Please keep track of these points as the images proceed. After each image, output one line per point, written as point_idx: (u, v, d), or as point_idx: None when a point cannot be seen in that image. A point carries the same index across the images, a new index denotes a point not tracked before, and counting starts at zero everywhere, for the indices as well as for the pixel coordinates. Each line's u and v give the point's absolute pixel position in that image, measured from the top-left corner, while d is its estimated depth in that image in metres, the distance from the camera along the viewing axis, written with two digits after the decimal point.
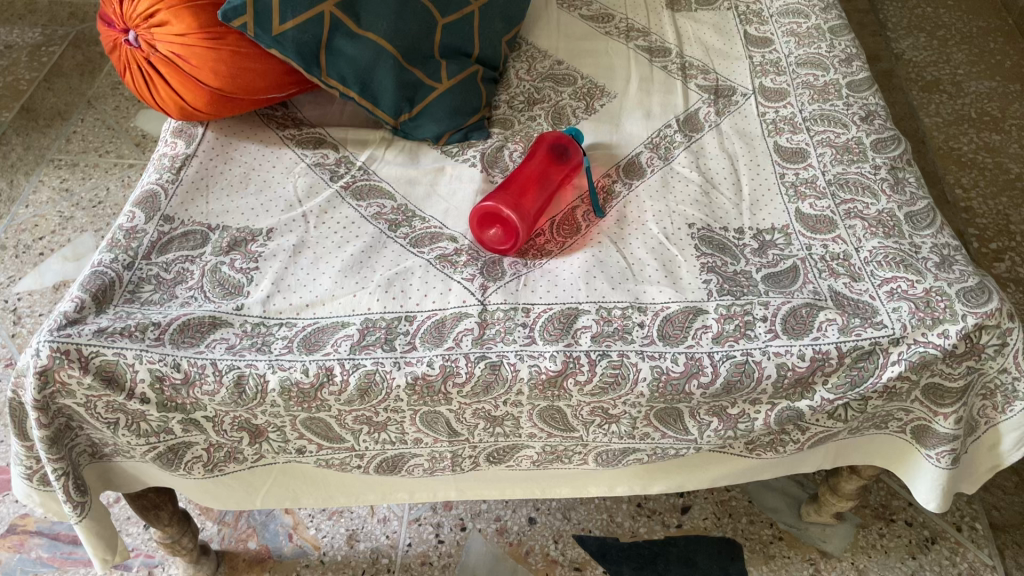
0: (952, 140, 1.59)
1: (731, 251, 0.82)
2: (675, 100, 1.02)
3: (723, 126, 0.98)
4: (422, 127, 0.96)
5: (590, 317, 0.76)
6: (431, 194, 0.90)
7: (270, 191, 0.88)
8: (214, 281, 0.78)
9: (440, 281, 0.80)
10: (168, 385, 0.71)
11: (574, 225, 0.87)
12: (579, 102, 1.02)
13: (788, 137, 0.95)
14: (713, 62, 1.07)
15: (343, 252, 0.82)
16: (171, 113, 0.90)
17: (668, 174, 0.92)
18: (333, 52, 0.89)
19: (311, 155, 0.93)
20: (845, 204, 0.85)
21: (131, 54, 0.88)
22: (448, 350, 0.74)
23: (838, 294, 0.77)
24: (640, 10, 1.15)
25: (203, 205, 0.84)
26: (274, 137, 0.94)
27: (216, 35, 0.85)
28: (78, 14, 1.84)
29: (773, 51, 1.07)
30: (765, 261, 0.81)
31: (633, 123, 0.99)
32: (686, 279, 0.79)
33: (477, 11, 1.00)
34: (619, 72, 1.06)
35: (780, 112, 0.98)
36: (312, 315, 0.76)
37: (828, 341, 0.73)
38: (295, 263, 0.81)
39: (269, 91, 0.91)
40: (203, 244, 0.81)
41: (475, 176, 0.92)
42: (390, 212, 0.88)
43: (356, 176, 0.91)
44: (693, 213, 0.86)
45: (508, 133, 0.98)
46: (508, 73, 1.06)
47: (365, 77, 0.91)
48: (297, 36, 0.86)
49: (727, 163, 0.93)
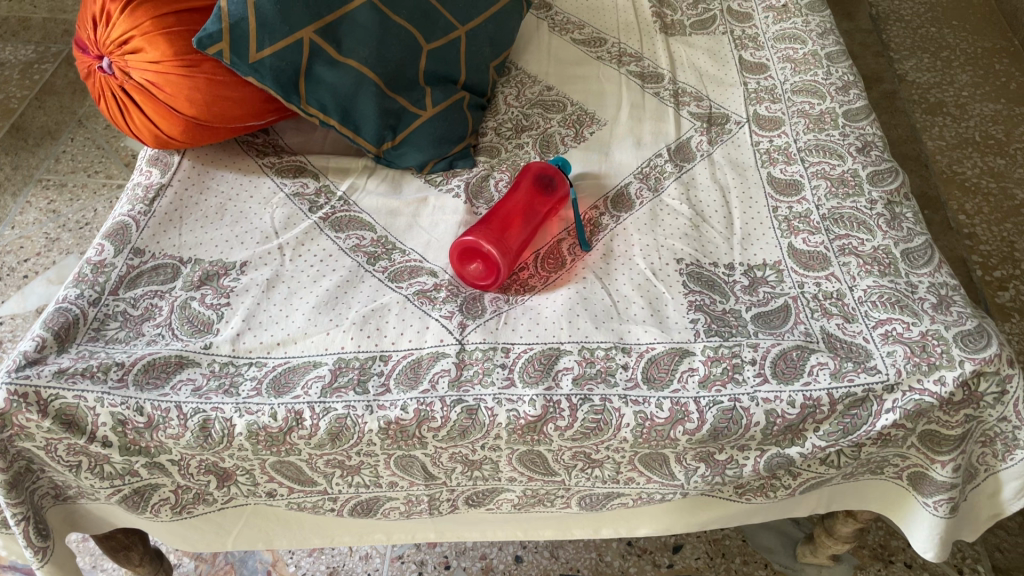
0: (955, 164, 1.56)
1: (720, 287, 0.79)
2: (666, 128, 0.99)
3: (716, 156, 0.95)
4: (405, 155, 0.93)
5: (572, 358, 0.73)
6: (412, 225, 0.88)
7: (245, 222, 0.85)
8: (183, 317, 0.75)
9: (417, 319, 0.77)
10: (131, 429, 0.68)
11: (559, 259, 0.84)
12: (568, 130, 0.99)
13: (782, 168, 0.92)
14: (707, 88, 1.04)
15: (319, 288, 0.79)
16: (146, 141, 0.88)
17: (658, 206, 0.89)
18: (313, 80, 0.87)
19: (290, 184, 0.90)
20: (840, 239, 0.82)
21: (105, 81, 0.86)
22: (423, 393, 0.71)
23: (831, 335, 0.74)
24: (633, 34, 1.13)
25: (175, 237, 0.82)
26: (253, 165, 0.92)
27: (191, 63, 0.82)
28: (73, 30, 1.82)
29: (768, 78, 1.04)
30: (755, 300, 0.78)
31: (623, 152, 0.96)
32: (673, 318, 0.76)
33: (464, 36, 0.97)
34: (610, 98, 1.03)
35: (774, 141, 0.96)
36: (283, 354, 0.74)
37: (819, 387, 0.70)
38: (268, 298, 0.78)
39: (246, 119, 0.88)
40: (174, 278, 0.78)
41: (458, 207, 0.89)
42: (370, 244, 0.85)
43: (336, 207, 0.89)
44: (682, 247, 0.83)
45: (494, 162, 0.96)
46: (497, 99, 1.04)
47: (347, 105, 0.89)
48: (274, 63, 0.83)
49: (718, 195, 0.90)
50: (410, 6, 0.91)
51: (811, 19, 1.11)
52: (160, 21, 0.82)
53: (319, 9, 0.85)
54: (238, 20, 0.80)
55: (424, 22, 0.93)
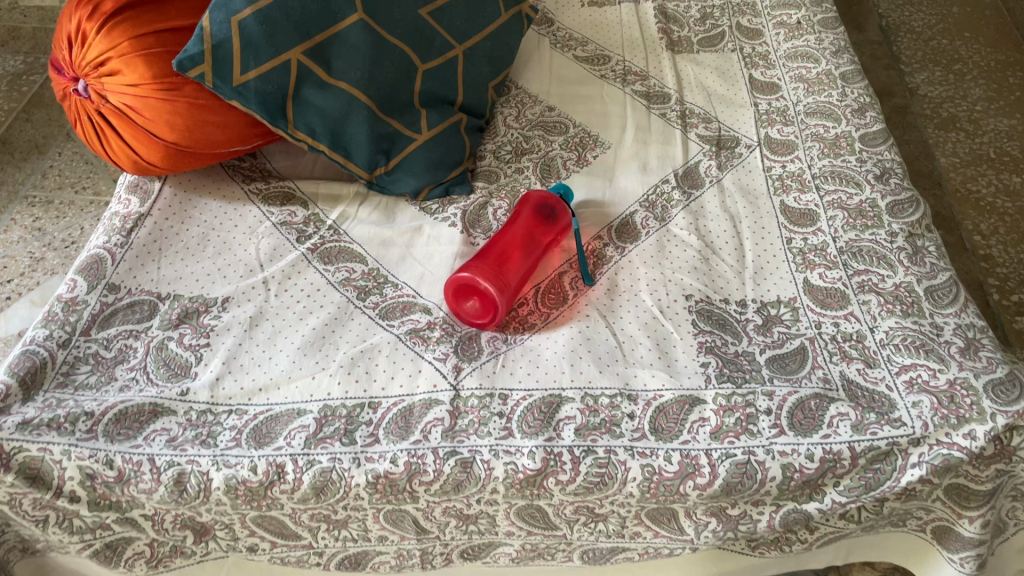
0: (970, 182, 1.51)
1: (732, 327, 0.75)
2: (673, 151, 0.95)
3: (725, 182, 0.90)
4: (399, 181, 0.88)
5: (574, 406, 0.68)
6: (406, 256, 0.83)
7: (228, 254, 0.80)
8: (159, 360, 0.70)
9: (409, 361, 0.72)
10: (100, 483, 0.64)
11: (560, 293, 0.79)
12: (571, 153, 0.95)
13: (796, 196, 0.87)
14: (715, 109, 1.00)
15: (305, 326, 0.75)
16: (124, 167, 0.83)
17: (665, 237, 0.84)
18: (301, 103, 0.82)
19: (277, 212, 0.85)
20: (858, 275, 0.77)
21: (81, 103, 0.81)
22: (415, 445, 0.66)
23: (850, 382, 0.69)
24: (639, 51, 1.08)
25: (154, 272, 0.77)
26: (238, 192, 0.87)
27: (172, 86, 0.77)
28: None
29: (780, 99, 0.99)
30: (769, 340, 0.73)
31: (628, 177, 0.92)
32: (682, 362, 0.71)
33: (461, 56, 0.93)
34: (614, 119, 0.99)
35: (787, 167, 0.91)
36: (265, 401, 0.69)
37: (839, 441, 0.65)
38: (251, 338, 0.73)
39: (231, 144, 0.83)
40: (150, 316, 0.74)
41: (455, 237, 0.84)
42: (360, 277, 0.80)
43: (326, 237, 0.84)
44: (691, 282, 0.79)
45: (492, 188, 0.91)
46: (496, 120, 0.99)
47: (337, 129, 0.84)
48: (260, 87, 0.79)
49: (728, 225, 0.85)
50: (404, 25, 0.87)
51: (824, 36, 1.06)
52: (138, 41, 0.77)
53: (308, 29, 0.80)
54: (220, 42, 0.76)
55: (419, 42, 0.89)
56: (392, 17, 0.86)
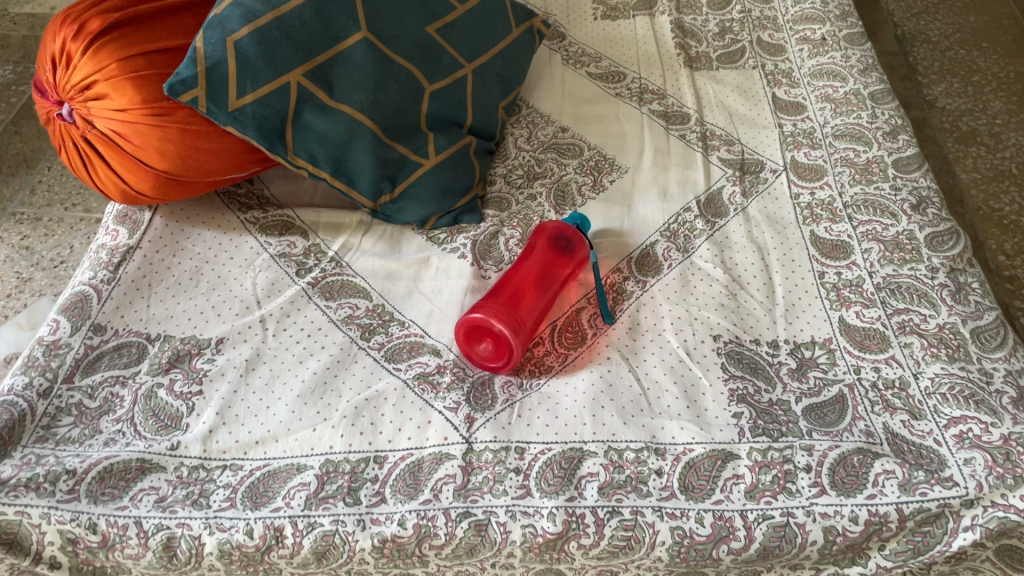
0: (992, 200, 1.46)
1: (764, 372, 0.70)
2: (694, 176, 0.89)
3: (751, 210, 0.85)
4: (406, 209, 0.83)
5: (597, 461, 0.63)
6: (413, 291, 0.77)
7: (223, 289, 0.75)
8: (147, 410, 0.65)
9: (418, 411, 0.66)
10: (83, 548, 0.59)
11: (578, 333, 0.74)
12: (586, 178, 0.90)
13: (827, 226, 0.82)
14: (738, 131, 0.94)
15: (305, 370, 0.69)
16: (112, 196, 0.78)
17: (689, 270, 0.79)
18: (301, 128, 0.76)
19: (275, 243, 0.80)
20: (898, 314, 0.72)
21: (66, 129, 0.76)
22: (425, 505, 0.60)
23: (895, 436, 0.64)
24: (655, 68, 1.03)
25: (143, 310, 0.72)
26: (234, 221, 0.82)
27: (162, 110, 0.72)
28: None
29: (806, 120, 0.94)
30: (804, 387, 0.68)
31: (648, 204, 0.86)
32: (713, 412, 0.66)
33: (470, 75, 0.88)
34: (631, 141, 0.94)
35: (816, 193, 0.86)
36: (262, 456, 0.63)
37: (885, 502, 0.60)
38: (247, 384, 0.68)
39: (226, 172, 0.78)
40: (139, 360, 0.68)
41: (465, 270, 0.79)
42: (364, 314, 0.75)
43: (327, 270, 0.79)
44: (718, 321, 0.74)
45: (504, 216, 0.86)
46: (506, 141, 0.94)
47: (340, 155, 0.79)
48: (257, 111, 0.73)
49: (756, 258, 0.80)
50: (411, 44, 0.82)
51: (851, 52, 1.01)
52: (126, 64, 0.72)
53: (308, 49, 0.75)
54: (215, 64, 0.71)
55: (426, 61, 0.84)
56: (397, 35, 0.81)
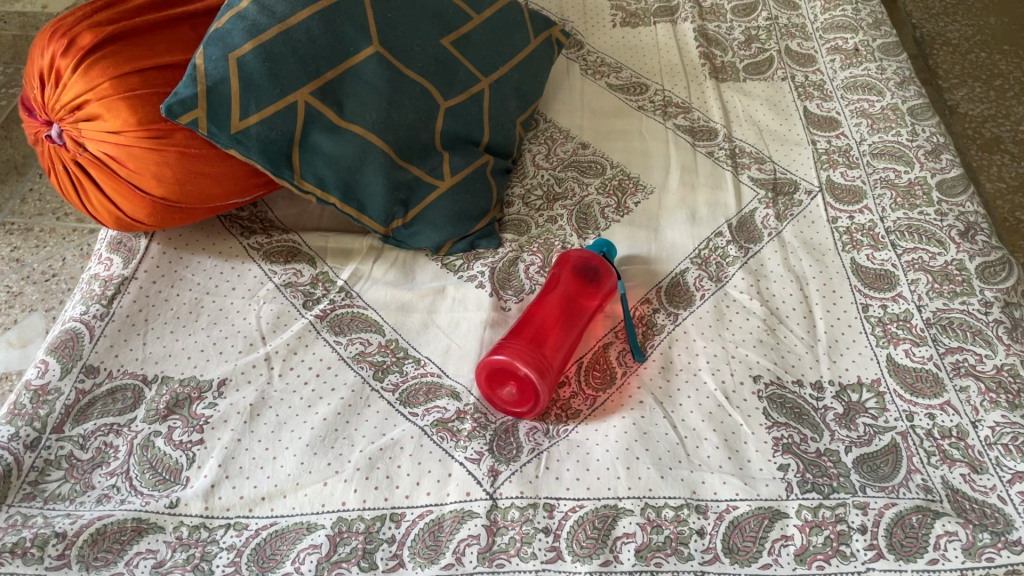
0: (1019, 211, 1.41)
1: (809, 418, 0.65)
2: (724, 197, 0.84)
3: (786, 235, 0.80)
4: (419, 234, 0.78)
5: (633, 520, 0.58)
6: (428, 324, 0.72)
7: (225, 324, 0.70)
8: (144, 462, 0.60)
9: (437, 463, 0.61)
10: None
11: (606, 372, 0.69)
12: (609, 199, 0.84)
13: (869, 254, 0.77)
14: (768, 148, 0.89)
15: (314, 415, 0.64)
16: (106, 223, 0.72)
17: (722, 302, 0.74)
18: (309, 150, 0.71)
19: (280, 271, 0.75)
20: (952, 353, 0.68)
21: (57, 151, 0.70)
22: (447, 571, 0.55)
23: (956, 492, 0.59)
24: (679, 79, 0.98)
25: (139, 348, 0.67)
26: (236, 247, 0.76)
27: (160, 133, 0.66)
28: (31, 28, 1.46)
29: (842, 136, 0.89)
30: (854, 436, 0.63)
31: (676, 228, 0.81)
32: (756, 464, 0.61)
33: (487, 90, 0.83)
34: (656, 159, 0.88)
35: (855, 218, 0.81)
36: (269, 513, 0.58)
37: (949, 568, 0.55)
38: (251, 432, 0.62)
39: (227, 197, 0.73)
40: (135, 406, 0.63)
41: (483, 301, 0.74)
42: (377, 351, 0.70)
43: (336, 301, 0.73)
44: (757, 359, 0.69)
45: (523, 241, 0.81)
46: (524, 159, 0.89)
47: (350, 178, 0.73)
48: (262, 133, 0.68)
49: (795, 288, 0.75)
50: (425, 58, 0.77)
51: (886, 64, 0.96)
52: (120, 82, 0.66)
53: (317, 65, 0.70)
54: (217, 82, 0.66)
55: (441, 76, 0.78)
56: (411, 49, 0.76)
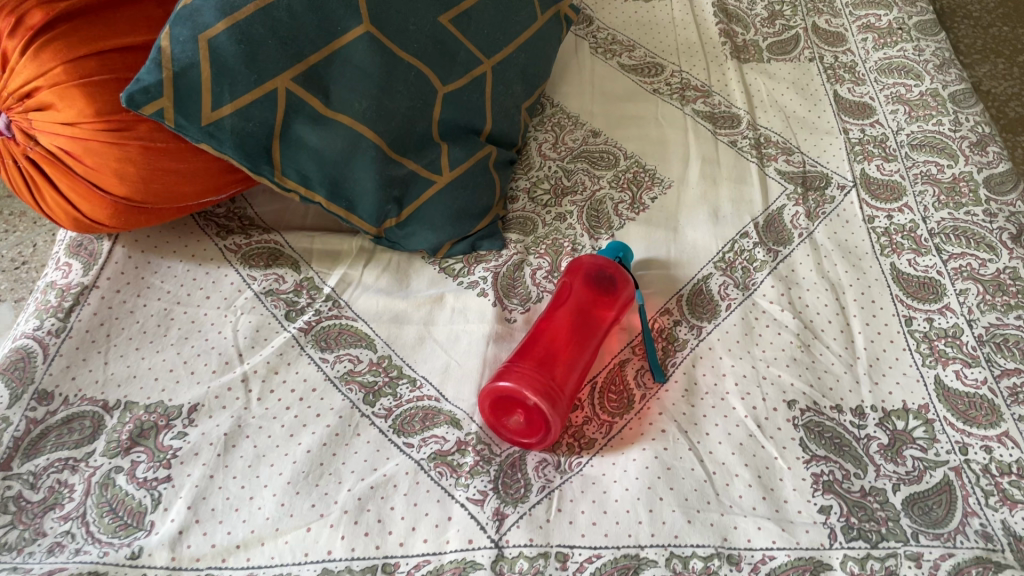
0: None
1: (851, 450, 0.58)
2: (749, 193, 0.77)
3: (819, 236, 0.73)
4: (414, 235, 0.70)
5: (658, 573, 0.51)
6: (425, 338, 0.65)
7: (197, 340, 0.62)
8: (102, 504, 0.53)
9: (435, 504, 0.54)
10: None
11: (623, 394, 0.62)
12: (623, 194, 0.77)
13: (911, 259, 0.70)
14: (796, 137, 0.82)
15: (296, 447, 0.57)
16: (64, 225, 0.64)
17: (751, 313, 0.67)
18: (291, 143, 0.64)
19: (260, 277, 0.67)
20: (1008, 377, 0.62)
21: (7, 145, 0.62)
22: None
23: (1018, 540, 0.53)
24: (697, 59, 0.90)
25: (100, 369, 0.59)
26: (211, 249, 0.69)
27: (121, 125, 0.59)
28: None
29: (876, 125, 0.82)
30: (901, 471, 0.57)
31: (697, 228, 0.74)
32: (794, 506, 0.54)
33: (490, 72, 0.75)
34: (673, 148, 0.81)
35: (894, 218, 0.74)
36: (245, 564, 0.51)
37: None
38: (225, 467, 0.55)
39: (200, 195, 0.65)
40: (94, 437, 0.56)
41: (485, 311, 0.67)
42: (367, 370, 0.62)
43: (322, 311, 0.66)
44: (791, 381, 0.62)
45: (529, 242, 0.73)
46: (529, 148, 0.82)
47: (338, 174, 0.66)
48: (237, 125, 0.60)
49: (831, 298, 0.68)
50: (422, 38, 0.69)
51: (924, 45, 0.89)
52: (75, 66, 0.58)
53: (299, 48, 0.62)
54: (185, 67, 0.58)
55: (440, 58, 0.70)
56: (406, 28, 0.68)
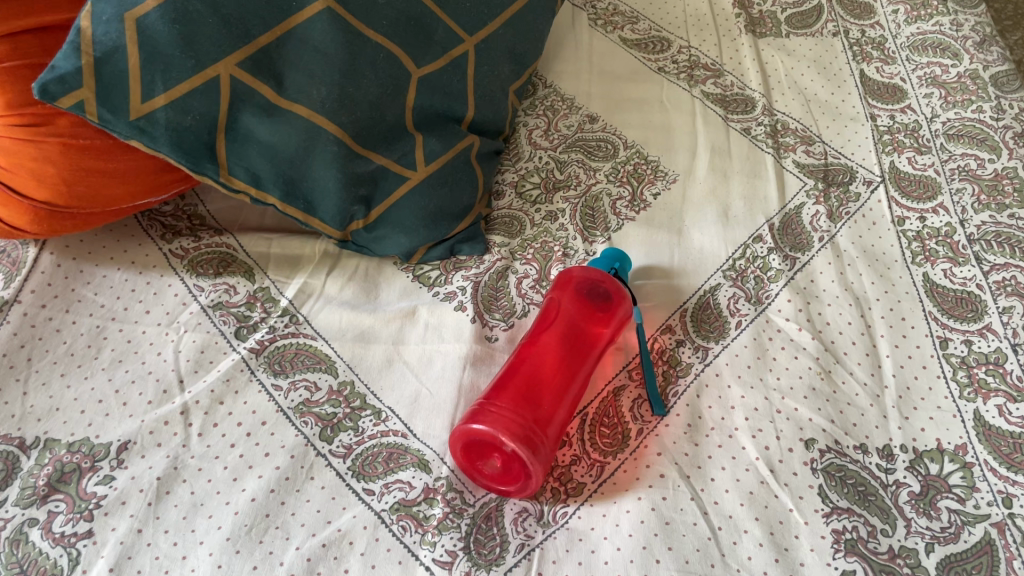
0: None
1: (877, 501, 0.50)
2: (764, 189, 0.68)
3: (842, 240, 0.65)
4: (385, 239, 0.62)
5: None
6: (393, 360, 0.57)
7: (132, 363, 0.55)
8: (12, 566, 0.46)
9: (395, 567, 0.47)
10: None
11: (617, 429, 0.54)
12: (622, 189, 0.69)
13: (947, 269, 0.62)
14: (817, 123, 0.74)
15: (240, 494, 0.50)
16: None
17: (765, 332, 0.59)
18: (239, 138, 0.55)
19: (208, 288, 0.60)
20: None
21: None
22: None
23: None
24: (708, 34, 0.82)
25: (17, 400, 0.52)
26: (154, 255, 0.61)
27: (36, 118, 0.51)
28: None
29: (908, 111, 0.74)
30: (935, 527, 0.49)
31: (705, 230, 0.66)
32: (812, 571, 0.47)
33: (471, 52, 0.66)
34: (679, 136, 0.72)
35: (927, 219, 0.66)
36: None
37: None
38: (156, 520, 0.48)
39: (136, 196, 0.57)
40: (6, 483, 0.49)
41: (463, 328, 0.59)
42: (325, 399, 0.55)
43: (278, 328, 0.58)
44: (809, 416, 0.54)
45: (514, 245, 0.65)
46: (518, 136, 0.73)
47: (293, 172, 0.57)
48: (173, 119, 0.52)
49: (855, 314, 0.60)
50: (393, 13, 0.59)
51: (962, 19, 0.81)
52: None
53: (246, 27, 0.53)
54: (108, 53, 0.49)
55: (415, 36, 0.61)
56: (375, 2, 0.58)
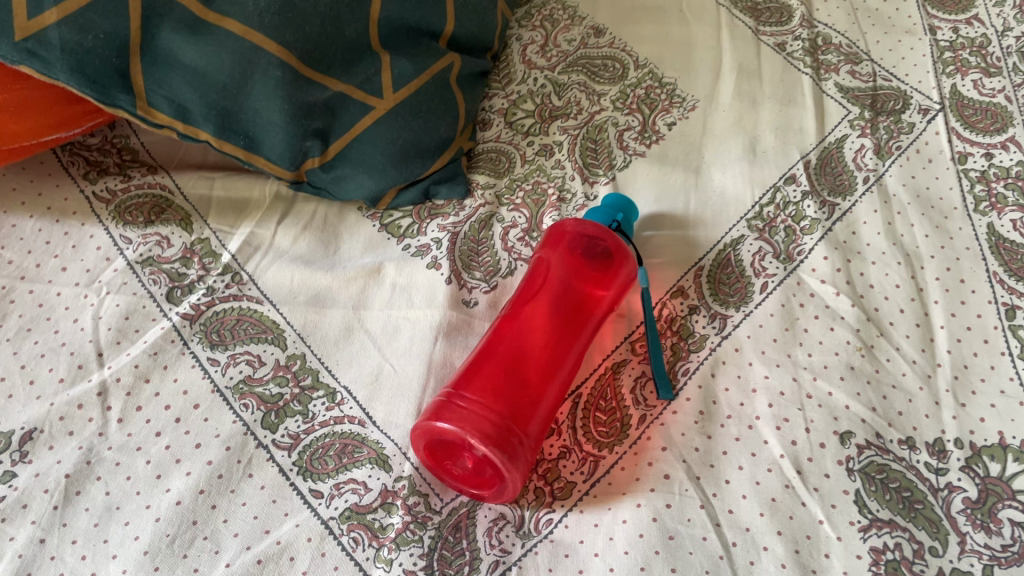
0: None
1: (925, 511, 0.42)
2: (799, 118, 0.58)
3: (891, 182, 0.54)
4: (345, 180, 0.52)
5: None
6: (352, 329, 0.48)
7: (42, 334, 0.47)
8: None
9: None
10: None
11: (616, 415, 0.46)
12: (630, 117, 0.58)
13: (1017, 219, 0.52)
14: (866, 38, 0.62)
15: (163, 496, 0.42)
16: None
17: (795, 297, 0.49)
18: (157, 61, 0.45)
19: (136, 240, 0.51)
20: None
21: None
22: None
23: None
24: None
25: None
26: (74, 201, 0.53)
27: None
28: None
29: (974, 23, 0.62)
30: (995, 546, 0.41)
31: (727, 169, 0.55)
32: None
33: None
34: (700, 54, 0.61)
35: (994, 157, 0.55)
36: None
37: None
38: (63, 527, 0.40)
39: (41, 132, 0.48)
40: None
41: (435, 290, 0.50)
42: (271, 377, 0.46)
43: (219, 291, 0.49)
44: (845, 404, 0.45)
45: (501, 187, 0.56)
46: (510, 53, 0.62)
47: (229, 103, 0.47)
48: (70, 39, 0.42)
49: (905, 275, 0.50)
50: None
51: None
52: None
53: None
54: None
55: None
56: None
